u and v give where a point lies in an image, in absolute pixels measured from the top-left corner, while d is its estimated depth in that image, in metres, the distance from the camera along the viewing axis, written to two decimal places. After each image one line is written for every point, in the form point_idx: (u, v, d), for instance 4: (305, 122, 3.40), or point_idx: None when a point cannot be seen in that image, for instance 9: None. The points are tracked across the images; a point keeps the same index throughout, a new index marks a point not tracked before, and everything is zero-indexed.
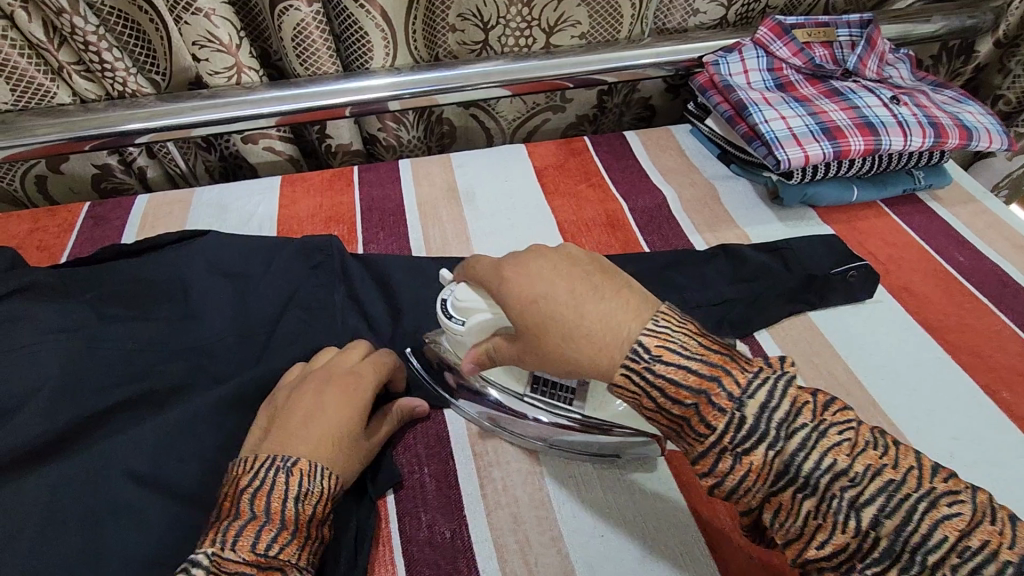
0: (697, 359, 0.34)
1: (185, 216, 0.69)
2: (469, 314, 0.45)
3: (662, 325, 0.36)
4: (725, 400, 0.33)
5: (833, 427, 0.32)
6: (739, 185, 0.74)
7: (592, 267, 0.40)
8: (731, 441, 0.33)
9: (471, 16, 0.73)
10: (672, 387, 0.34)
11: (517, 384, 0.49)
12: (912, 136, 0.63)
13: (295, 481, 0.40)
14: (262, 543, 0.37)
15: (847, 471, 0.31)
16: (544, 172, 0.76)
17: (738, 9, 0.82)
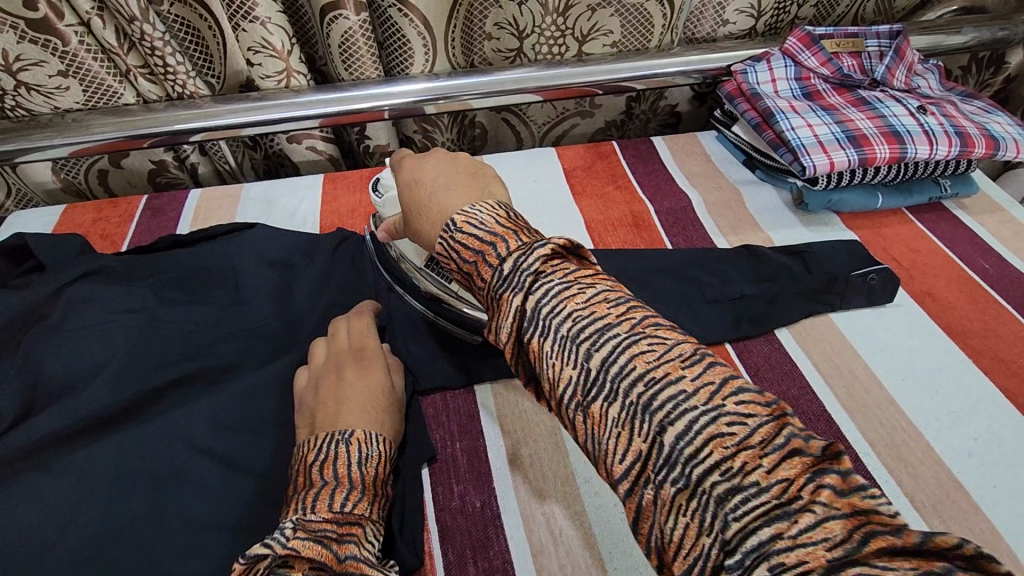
0: (486, 229, 0.38)
1: (234, 209, 0.73)
2: (387, 191, 0.57)
3: (477, 209, 0.39)
4: (494, 258, 0.36)
5: (648, 338, 0.32)
6: (764, 190, 0.76)
7: (464, 166, 0.46)
8: (489, 287, 0.36)
9: (507, 25, 0.76)
10: (463, 249, 0.38)
11: (418, 258, 0.58)
12: (938, 145, 0.64)
13: (355, 449, 0.44)
14: (337, 502, 0.40)
15: (644, 377, 0.30)
16: (573, 174, 0.78)
17: (767, 20, 0.84)
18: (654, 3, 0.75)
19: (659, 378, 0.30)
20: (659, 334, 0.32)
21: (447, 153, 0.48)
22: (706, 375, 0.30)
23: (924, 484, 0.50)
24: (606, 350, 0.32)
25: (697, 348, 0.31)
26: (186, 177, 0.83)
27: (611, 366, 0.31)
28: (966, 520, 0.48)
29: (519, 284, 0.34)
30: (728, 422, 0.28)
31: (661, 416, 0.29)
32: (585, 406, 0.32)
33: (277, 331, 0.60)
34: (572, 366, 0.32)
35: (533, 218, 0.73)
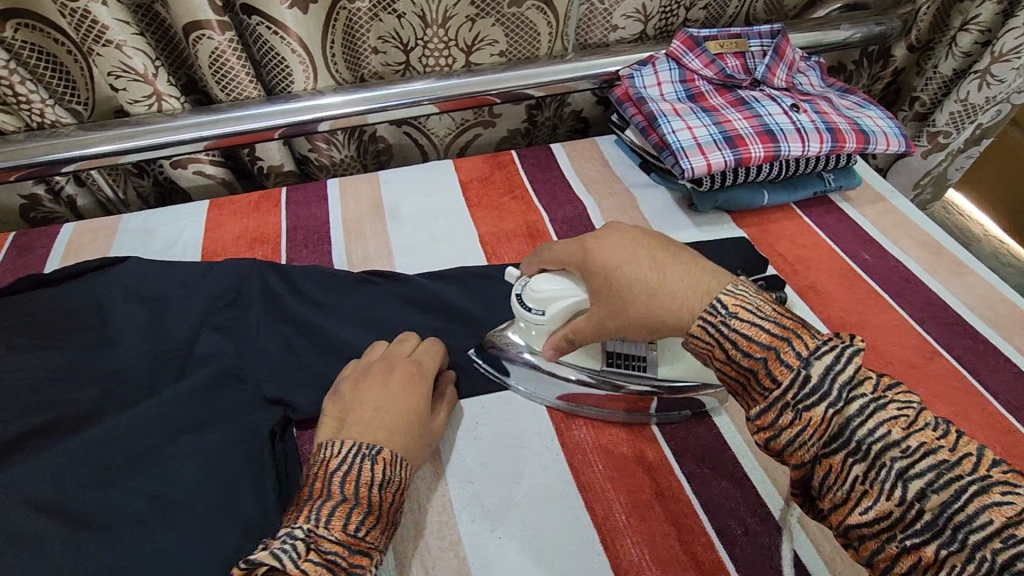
0: (771, 320, 0.40)
1: (109, 242, 0.70)
2: (547, 303, 0.50)
3: (740, 289, 0.42)
4: (793, 357, 0.38)
5: (894, 404, 0.36)
6: (657, 193, 0.76)
7: (660, 248, 0.47)
8: (794, 397, 0.37)
9: (390, 38, 0.74)
10: (745, 341, 0.40)
11: (593, 361, 0.53)
12: (809, 142, 0.66)
13: (379, 468, 0.45)
14: (351, 525, 0.42)
15: (900, 443, 0.34)
16: (470, 185, 0.77)
17: (656, 23, 0.84)
18: (535, 12, 0.75)
19: (915, 447, 0.34)
20: (903, 399, 0.36)
21: (619, 226, 0.49)
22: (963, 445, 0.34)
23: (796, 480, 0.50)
24: (853, 414, 0.36)
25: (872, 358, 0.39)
26: (65, 209, 0.78)
27: (859, 433, 0.35)
28: None
29: (833, 399, 0.36)
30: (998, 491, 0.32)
31: (922, 483, 0.33)
32: (800, 406, 0.37)
33: (145, 370, 0.57)
34: (820, 410, 0.36)
35: (425, 233, 0.72)
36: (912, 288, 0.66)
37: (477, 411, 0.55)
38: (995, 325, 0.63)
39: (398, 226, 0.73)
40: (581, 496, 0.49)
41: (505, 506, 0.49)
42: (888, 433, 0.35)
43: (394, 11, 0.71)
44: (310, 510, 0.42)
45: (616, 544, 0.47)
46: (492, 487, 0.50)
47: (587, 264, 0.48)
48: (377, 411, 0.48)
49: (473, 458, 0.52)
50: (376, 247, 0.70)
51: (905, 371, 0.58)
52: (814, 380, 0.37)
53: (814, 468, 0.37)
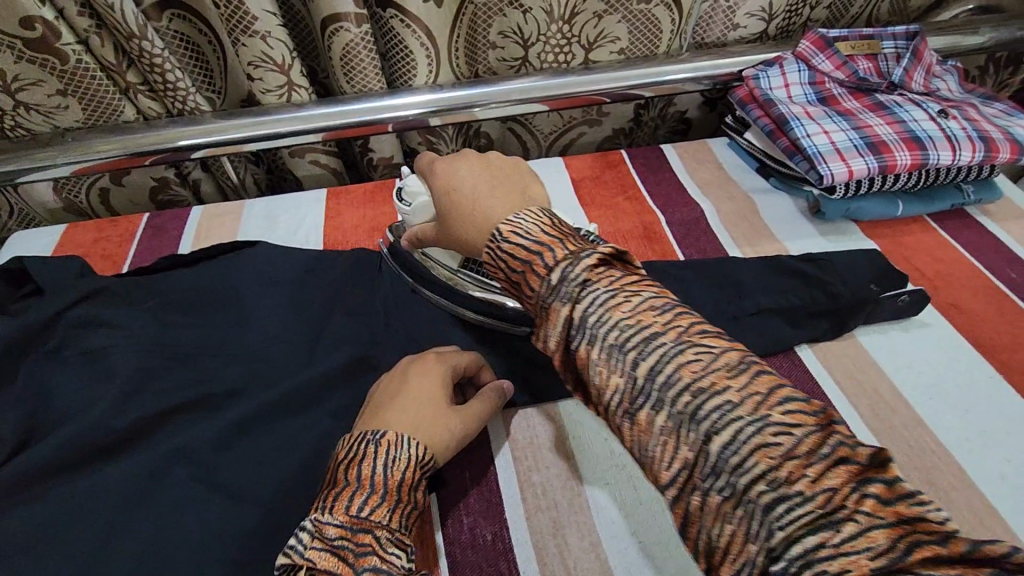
0: (532, 240, 0.38)
1: (236, 226, 0.72)
2: (413, 198, 0.58)
3: (522, 217, 0.40)
4: (543, 269, 0.36)
5: (772, 425, 0.28)
6: (778, 199, 0.74)
7: (501, 176, 0.47)
8: (542, 300, 0.36)
9: (512, 34, 0.74)
10: (512, 261, 0.38)
11: (452, 262, 0.61)
12: (961, 150, 0.62)
13: (382, 450, 0.42)
14: (354, 505, 0.39)
15: (767, 480, 0.27)
16: (582, 184, 0.76)
17: (779, 23, 0.81)
18: (662, 9, 0.73)
19: (782, 484, 0.27)
20: (787, 421, 0.28)
21: (467, 154, 0.50)
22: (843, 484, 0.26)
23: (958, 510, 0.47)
24: (727, 435, 0.29)
25: None
26: (188, 193, 0.81)
27: None
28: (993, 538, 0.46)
29: (565, 294, 0.35)
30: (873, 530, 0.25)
31: None
32: None
33: (281, 353, 0.58)
34: None
35: None
36: None
37: None
38: None
39: None
40: None
41: (646, 510, 0.48)
42: (757, 463, 0.28)
43: (520, 7, 0.71)
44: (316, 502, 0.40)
45: None
46: (631, 492, 0.49)
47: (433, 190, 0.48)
48: (415, 407, 0.46)
49: (610, 460, 0.51)
50: None
51: None
52: None
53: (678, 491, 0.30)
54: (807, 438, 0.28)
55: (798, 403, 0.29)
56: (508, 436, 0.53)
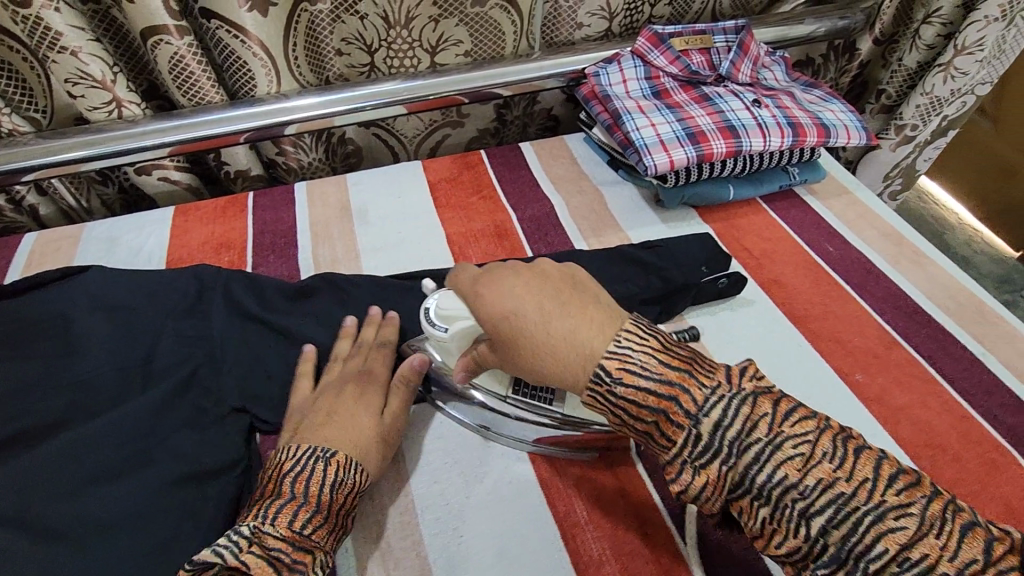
0: (655, 378, 0.38)
1: (73, 251, 0.69)
2: (451, 321, 0.48)
3: (626, 343, 0.39)
4: (682, 417, 0.37)
5: (892, 510, 0.33)
6: (625, 190, 0.77)
7: (559, 286, 0.43)
8: (689, 454, 0.37)
9: (354, 40, 0.74)
10: (634, 407, 0.38)
11: (500, 386, 0.52)
12: (770, 137, 0.66)
13: (333, 470, 0.45)
14: (297, 522, 0.42)
15: (799, 488, 0.35)
16: (438, 186, 0.78)
17: (621, 21, 0.85)
18: (498, 11, 0.74)
19: (813, 486, 0.35)
20: (797, 431, 0.36)
21: (514, 265, 0.45)
22: (858, 471, 0.35)
23: None
24: (845, 529, 0.34)
25: (834, 436, 0.36)
26: (27, 219, 0.77)
27: (851, 548, 0.33)
28: None
29: (727, 420, 0.36)
30: (892, 517, 0.33)
31: (822, 521, 0.34)
32: (697, 464, 0.37)
33: (111, 381, 0.56)
34: (716, 467, 0.36)
35: (392, 234, 0.71)
36: (874, 279, 0.67)
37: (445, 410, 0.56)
38: (955, 316, 0.64)
39: (364, 227, 0.72)
40: (543, 492, 0.50)
41: (472, 503, 0.49)
42: (785, 474, 0.35)
43: (356, 13, 0.71)
44: (258, 509, 0.43)
45: (578, 537, 0.47)
46: (456, 484, 0.50)
47: (477, 311, 0.44)
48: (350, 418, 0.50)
49: (439, 456, 0.52)
50: (343, 248, 0.69)
51: (865, 361, 0.59)
52: (766, 486, 0.35)
53: (707, 496, 0.37)
54: (922, 514, 0.33)
55: (800, 414, 0.37)
56: None
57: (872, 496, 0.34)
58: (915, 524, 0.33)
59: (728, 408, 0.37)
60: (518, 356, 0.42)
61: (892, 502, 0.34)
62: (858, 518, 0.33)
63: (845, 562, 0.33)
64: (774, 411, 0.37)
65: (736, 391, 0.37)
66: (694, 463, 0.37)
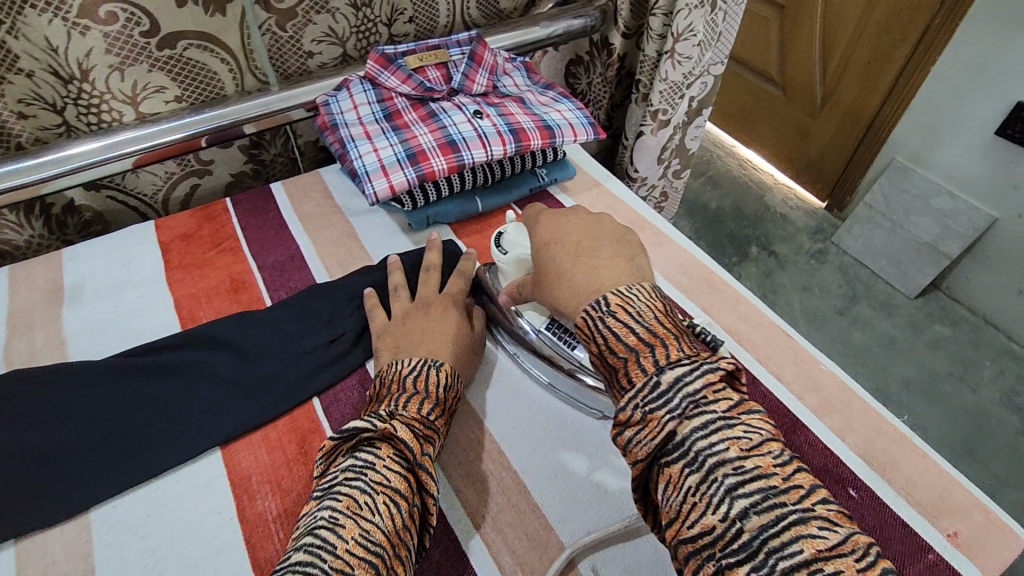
0: (645, 326, 0.41)
1: None
2: (511, 247, 0.59)
3: (633, 294, 0.43)
4: (649, 364, 0.39)
5: (817, 519, 0.32)
6: (378, 217, 0.74)
7: (609, 234, 0.51)
8: (641, 398, 0.38)
9: (34, 100, 0.65)
10: (615, 340, 0.41)
11: (538, 320, 0.56)
12: (491, 146, 0.66)
13: (444, 375, 0.51)
14: (420, 408, 0.47)
15: (734, 463, 0.35)
16: (170, 246, 0.71)
17: (357, 44, 0.82)
18: (197, 50, 0.70)
19: (755, 484, 0.34)
20: (754, 424, 0.37)
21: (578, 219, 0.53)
22: (795, 478, 0.34)
23: (490, 493, 0.49)
24: (769, 518, 0.33)
25: (782, 448, 0.36)
26: None
27: (767, 541, 0.32)
28: (521, 521, 0.48)
29: (663, 364, 0.39)
30: (815, 524, 0.32)
31: (746, 503, 0.33)
32: (646, 408, 0.38)
33: None
34: (660, 416, 0.37)
35: (109, 308, 0.64)
36: None
37: (151, 504, 0.50)
38: (687, 291, 0.66)
39: (75, 307, 0.64)
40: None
41: None
42: (728, 449, 0.35)
43: (21, 71, 0.62)
44: (386, 402, 0.48)
45: None
46: None
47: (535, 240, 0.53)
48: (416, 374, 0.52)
49: (137, 561, 0.46)
50: (44, 338, 0.61)
51: None
52: (703, 454, 0.35)
53: (638, 438, 0.38)
54: (848, 536, 0.32)
55: (762, 416, 0.38)
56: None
57: (800, 499, 0.33)
58: (835, 538, 0.32)
59: (698, 372, 0.38)
60: (552, 282, 0.49)
61: (817, 511, 0.33)
62: (781, 512, 0.33)
63: (754, 555, 0.32)
64: (739, 402, 0.38)
65: (712, 364, 0.39)
66: (644, 407, 0.38)
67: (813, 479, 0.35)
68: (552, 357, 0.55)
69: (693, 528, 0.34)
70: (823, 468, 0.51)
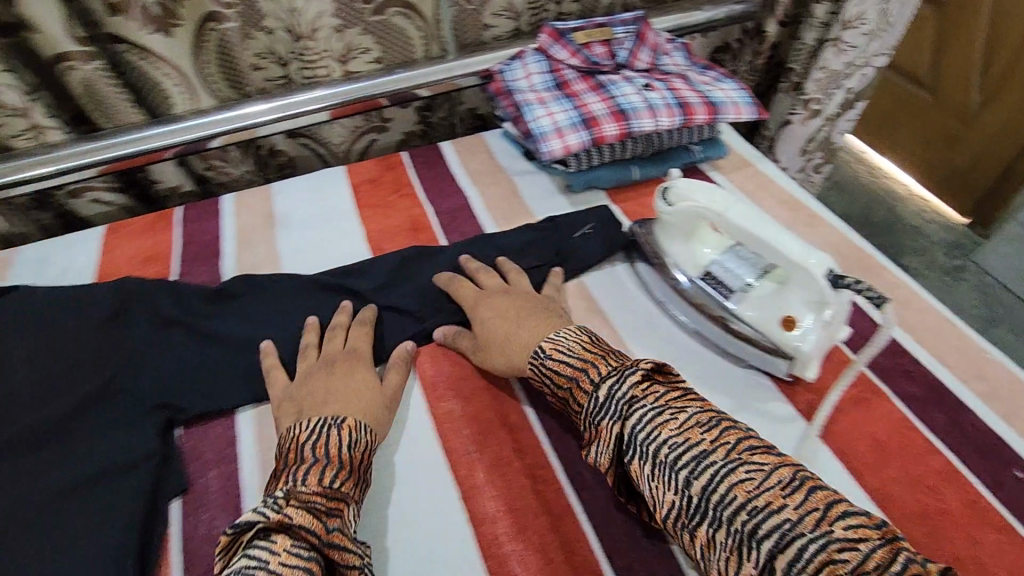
0: (575, 355, 0.50)
1: (6, 273, 0.72)
2: (678, 201, 0.59)
3: (563, 336, 0.53)
4: (587, 382, 0.48)
5: (837, 542, 0.35)
6: (538, 178, 0.81)
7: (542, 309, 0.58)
8: (591, 419, 0.46)
9: (268, 54, 0.77)
10: (555, 375, 0.51)
11: (694, 269, 0.62)
12: (659, 117, 0.70)
13: (346, 432, 0.48)
14: (321, 478, 0.45)
15: (747, 508, 0.38)
16: (359, 188, 0.81)
17: (529, 19, 0.89)
18: (401, 17, 0.79)
19: (761, 507, 0.37)
20: (757, 460, 0.40)
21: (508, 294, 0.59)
22: (799, 486, 0.38)
23: None
24: (793, 551, 0.35)
25: (794, 471, 0.39)
26: None
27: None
28: None
29: (617, 406, 0.45)
30: (837, 548, 0.35)
31: (769, 543, 0.36)
32: (648, 475, 0.42)
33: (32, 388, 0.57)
34: (639, 467, 0.43)
35: (314, 234, 0.75)
36: None
37: None
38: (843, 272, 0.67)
39: (286, 230, 0.75)
40: (446, 461, 0.53)
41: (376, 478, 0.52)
42: (738, 495, 0.38)
43: (264, 29, 0.74)
44: (284, 479, 0.45)
45: (475, 498, 0.50)
46: None
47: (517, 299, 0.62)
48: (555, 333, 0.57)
49: None
50: (264, 253, 0.72)
51: None
52: (722, 508, 0.38)
53: (672, 511, 0.41)
54: (874, 552, 0.34)
55: (760, 447, 0.41)
56: (256, 433, 0.56)
57: (820, 523, 0.36)
58: (857, 555, 0.34)
59: (651, 422, 0.43)
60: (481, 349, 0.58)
61: (836, 532, 0.35)
62: (800, 540, 0.35)
63: None
64: (737, 443, 0.41)
65: (659, 406, 0.44)
66: (613, 448, 0.45)
67: (829, 498, 0.37)
68: (702, 301, 0.60)
69: None
70: (914, 483, 0.49)
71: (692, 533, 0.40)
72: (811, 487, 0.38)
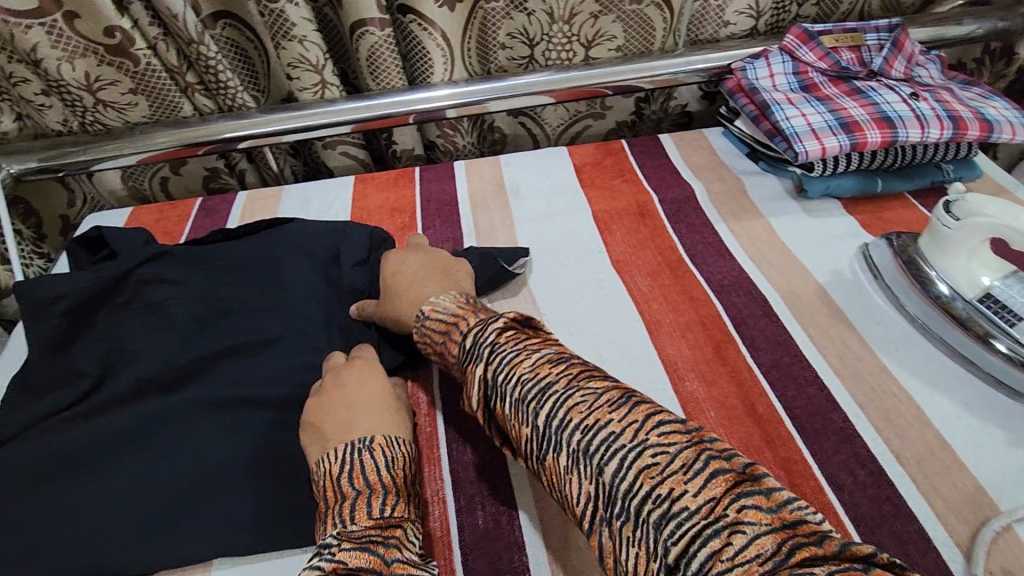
0: (450, 313, 0.51)
1: (277, 207, 0.82)
2: (965, 214, 0.58)
3: (442, 298, 0.53)
4: (456, 334, 0.48)
5: (650, 447, 0.34)
6: (766, 180, 0.80)
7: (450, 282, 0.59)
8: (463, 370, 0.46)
9: (519, 34, 0.82)
10: (431, 332, 0.52)
11: (971, 289, 0.59)
12: (928, 128, 0.67)
13: (379, 452, 0.46)
14: (375, 508, 0.42)
15: (578, 427, 0.37)
16: (583, 169, 0.84)
17: (767, 19, 0.88)
18: (654, 8, 0.81)
19: (592, 426, 0.37)
20: (592, 386, 0.39)
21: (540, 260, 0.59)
22: (629, 416, 0.36)
23: (912, 442, 0.52)
24: (613, 465, 0.35)
25: (623, 394, 0.38)
26: (235, 181, 0.93)
27: (620, 486, 0.34)
28: (949, 475, 0.50)
29: (479, 355, 0.44)
30: (650, 453, 0.34)
31: (597, 457, 0.35)
32: (502, 406, 0.41)
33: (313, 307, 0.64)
34: (500, 408, 0.41)
35: (545, 207, 0.78)
36: None
37: None
38: None
39: (518, 199, 0.80)
40: None
41: None
42: (571, 416, 0.37)
43: (525, 9, 0.79)
44: (332, 519, 0.42)
45: None
46: None
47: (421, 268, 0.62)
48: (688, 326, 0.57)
49: None
50: (500, 217, 0.77)
51: None
52: (553, 429, 0.38)
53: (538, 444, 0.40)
54: (680, 455, 0.34)
55: (600, 380, 0.40)
56: None
57: (636, 434, 0.35)
58: (678, 466, 0.33)
59: (504, 357, 0.42)
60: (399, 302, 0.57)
61: (651, 440, 0.34)
62: (624, 453, 0.35)
63: (616, 504, 0.34)
64: (579, 372, 0.40)
65: (506, 345, 0.43)
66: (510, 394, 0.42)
67: (647, 413, 0.36)
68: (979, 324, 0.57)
69: (579, 503, 0.36)
70: None
71: (541, 466, 0.39)
72: (638, 412, 0.37)
